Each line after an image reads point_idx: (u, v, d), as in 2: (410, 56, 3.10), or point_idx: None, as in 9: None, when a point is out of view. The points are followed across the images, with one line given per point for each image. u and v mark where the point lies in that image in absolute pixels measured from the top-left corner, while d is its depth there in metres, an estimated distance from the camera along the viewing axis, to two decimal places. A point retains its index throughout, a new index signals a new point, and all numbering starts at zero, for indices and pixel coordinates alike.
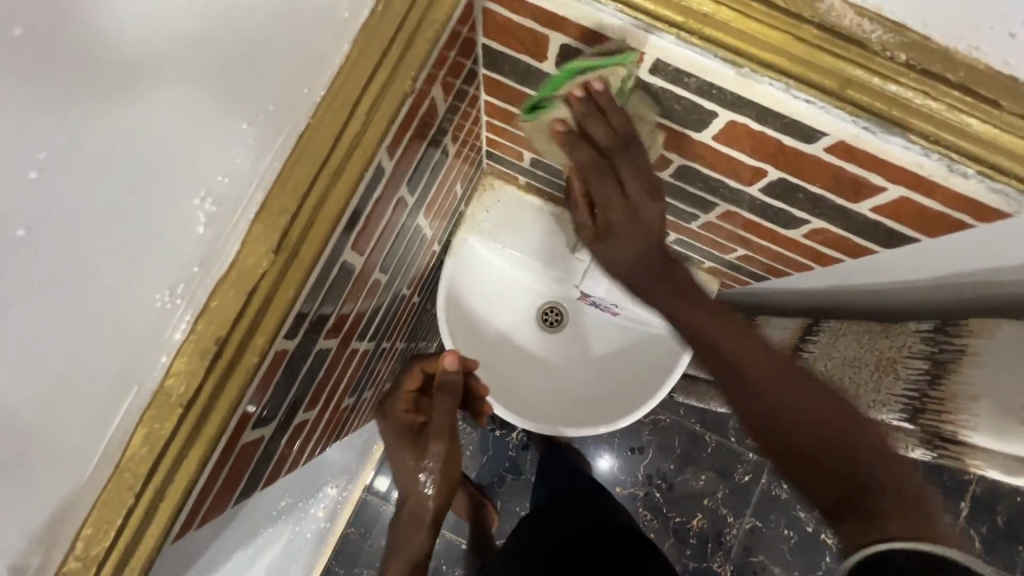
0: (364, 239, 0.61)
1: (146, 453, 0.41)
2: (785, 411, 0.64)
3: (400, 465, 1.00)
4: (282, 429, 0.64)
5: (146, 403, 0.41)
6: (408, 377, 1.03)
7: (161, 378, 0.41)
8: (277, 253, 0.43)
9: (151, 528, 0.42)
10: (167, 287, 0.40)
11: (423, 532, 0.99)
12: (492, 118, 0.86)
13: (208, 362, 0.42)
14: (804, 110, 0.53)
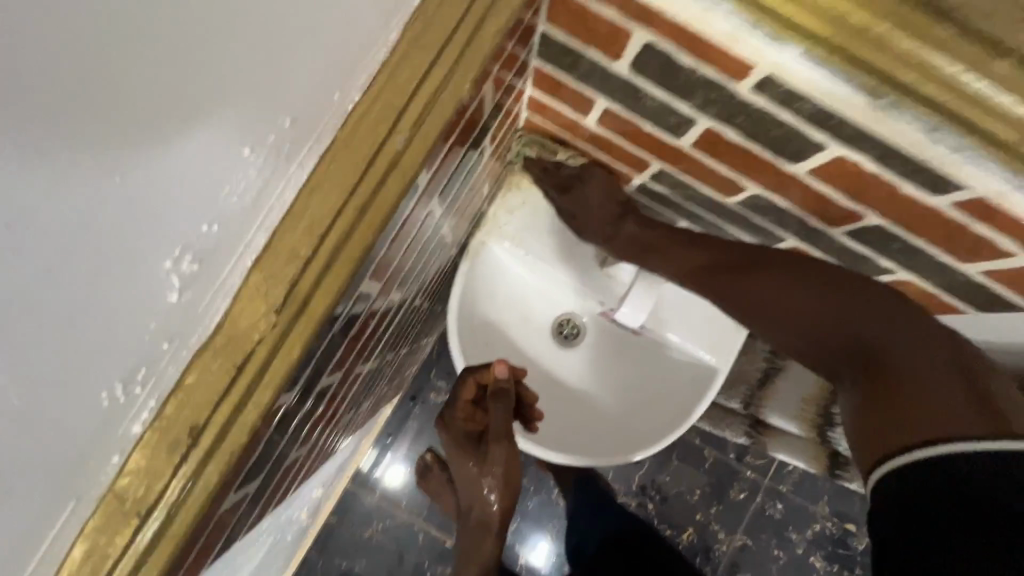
0: (384, 262, 0.51)
1: (88, 571, 0.32)
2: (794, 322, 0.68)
3: (462, 470, 1.07)
4: (272, 472, 0.55)
5: (90, 514, 0.32)
6: (461, 388, 0.96)
7: (109, 481, 0.32)
8: (281, 313, 0.36)
9: None
10: (125, 380, 0.30)
11: (491, 537, 1.08)
12: (534, 114, 0.74)
13: (176, 458, 0.34)
14: (945, 158, 0.43)
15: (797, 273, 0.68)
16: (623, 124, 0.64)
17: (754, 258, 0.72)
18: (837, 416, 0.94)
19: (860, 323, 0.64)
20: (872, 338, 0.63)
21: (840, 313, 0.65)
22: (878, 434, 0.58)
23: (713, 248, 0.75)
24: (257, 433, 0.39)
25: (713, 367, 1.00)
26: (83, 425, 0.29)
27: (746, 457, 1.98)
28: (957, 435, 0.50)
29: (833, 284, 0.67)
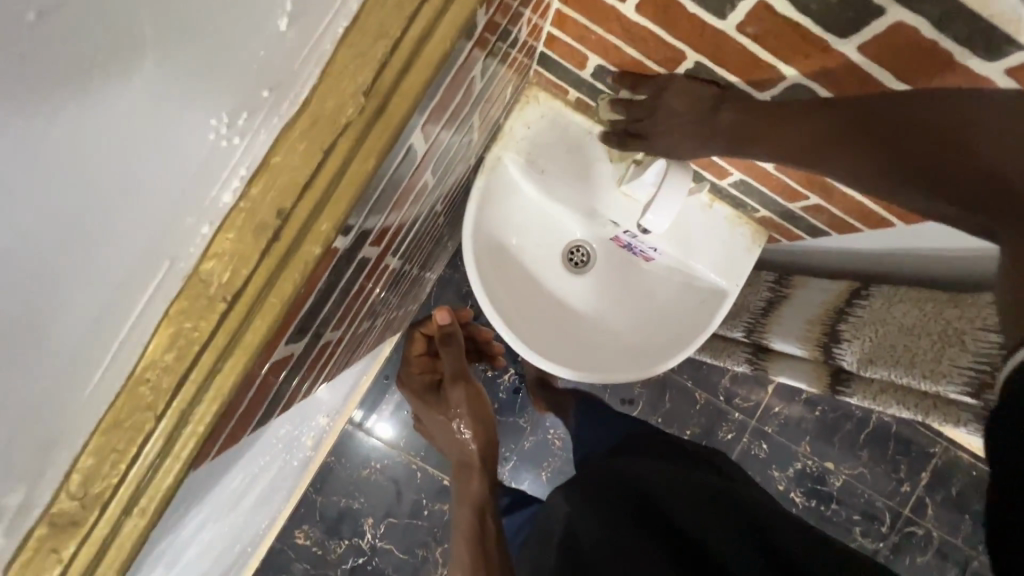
0: (431, 123, 0.48)
1: (170, 362, 0.36)
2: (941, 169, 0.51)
3: (434, 420, 1.26)
4: (310, 345, 0.53)
5: (180, 289, 0.37)
6: (412, 346, 1.24)
7: (198, 259, 0.37)
8: (368, 96, 0.36)
9: (190, 427, 0.37)
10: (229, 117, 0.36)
11: (476, 475, 1.21)
12: (566, 6, 0.71)
13: (262, 245, 0.36)
14: (1010, 11, 0.43)
15: (908, 115, 0.52)
16: (663, 6, 0.62)
17: (856, 107, 0.55)
18: (841, 333, 0.97)
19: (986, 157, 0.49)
20: (1000, 170, 0.48)
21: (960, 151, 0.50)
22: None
23: (813, 112, 0.59)
24: (317, 269, 0.37)
25: (724, 289, 1.01)
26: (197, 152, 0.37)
27: (735, 400, 2.05)
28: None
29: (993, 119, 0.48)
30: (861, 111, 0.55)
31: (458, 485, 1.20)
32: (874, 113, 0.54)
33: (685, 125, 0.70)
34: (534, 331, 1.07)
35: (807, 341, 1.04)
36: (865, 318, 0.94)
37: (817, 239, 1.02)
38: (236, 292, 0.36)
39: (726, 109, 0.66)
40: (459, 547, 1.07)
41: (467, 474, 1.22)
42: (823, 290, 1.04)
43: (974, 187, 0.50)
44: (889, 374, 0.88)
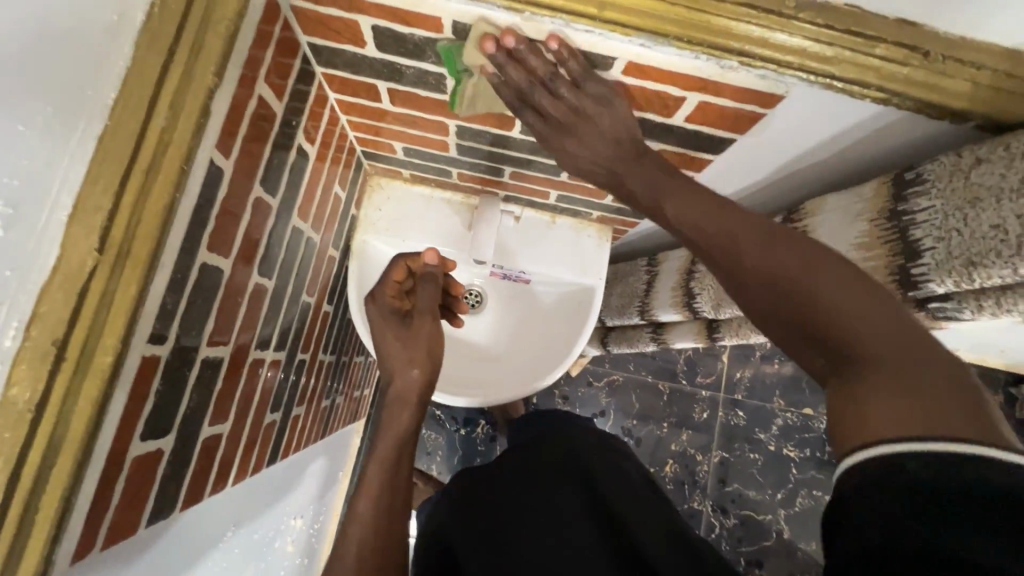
0: (223, 241, 0.62)
1: None
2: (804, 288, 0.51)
3: (380, 346, 0.96)
4: (188, 442, 0.64)
5: None
6: (391, 268, 0.98)
7: (3, 390, 0.41)
8: (103, 251, 0.43)
9: (32, 545, 0.41)
10: None
11: (408, 412, 0.89)
12: (350, 115, 0.89)
13: (50, 365, 0.42)
14: (587, 39, 0.60)
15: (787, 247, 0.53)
16: (405, 96, 0.79)
17: (831, 274, 0.50)
18: (694, 289, 1.10)
19: (908, 416, 0.43)
20: (863, 346, 0.47)
21: (880, 386, 0.45)
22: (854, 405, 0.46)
23: (799, 262, 0.52)
24: (131, 375, 0.50)
25: (591, 285, 1.15)
26: None
27: (697, 379, 2.13)
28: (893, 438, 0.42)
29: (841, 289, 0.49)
30: (826, 284, 0.50)
31: (384, 411, 0.89)
32: (814, 315, 0.50)
33: (644, 197, 0.63)
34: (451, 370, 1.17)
35: (678, 305, 1.17)
36: (705, 270, 1.07)
37: (651, 219, 1.17)
38: (32, 421, 0.41)
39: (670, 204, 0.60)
40: (370, 477, 0.82)
41: (392, 408, 0.89)
42: (676, 258, 1.19)
43: (823, 329, 0.49)
44: (734, 309, 1.01)
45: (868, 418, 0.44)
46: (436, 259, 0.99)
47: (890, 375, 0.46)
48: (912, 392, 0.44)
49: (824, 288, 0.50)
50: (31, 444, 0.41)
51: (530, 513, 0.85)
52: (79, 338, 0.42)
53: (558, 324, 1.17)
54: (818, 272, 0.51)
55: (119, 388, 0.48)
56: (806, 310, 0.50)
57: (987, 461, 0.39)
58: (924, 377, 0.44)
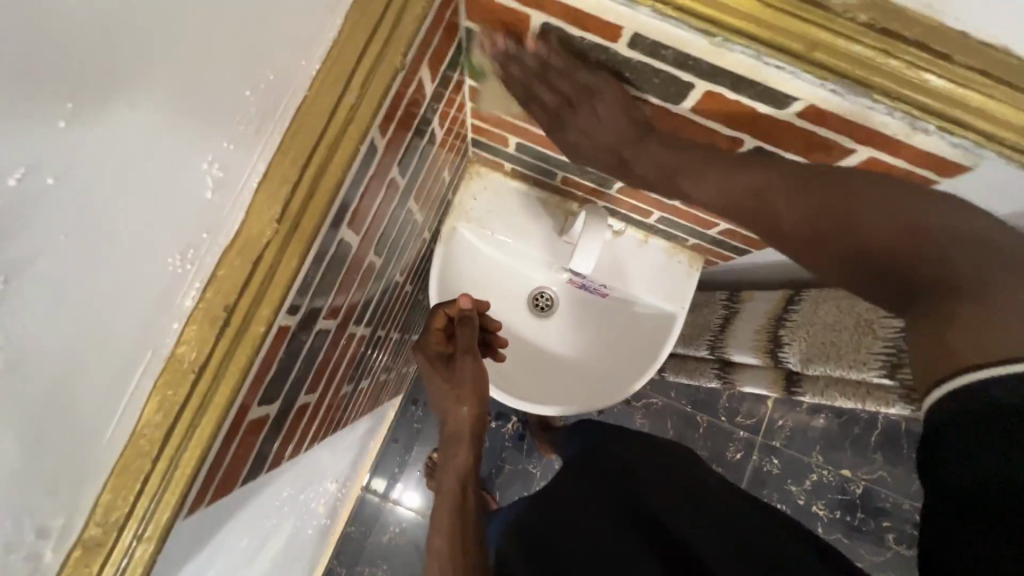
0: (359, 218, 0.61)
1: (147, 447, 0.40)
2: (845, 229, 0.54)
3: (433, 395, 0.96)
4: (287, 408, 0.64)
5: (159, 370, 0.40)
6: (431, 317, 0.97)
7: (172, 346, 0.41)
8: (280, 223, 0.43)
9: (163, 503, 0.41)
10: (178, 252, 0.39)
11: (465, 448, 0.91)
12: (477, 103, 0.87)
13: (217, 330, 0.41)
14: (773, 76, 0.56)
15: (837, 235, 0.55)
16: None
17: (873, 200, 0.53)
18: (782, 338, 1.05)
19: (987, 338, 0.46)
20: (957, 275, 0.49)
21: (954, 312, 0.48)
22: (931, 355, 0.50)
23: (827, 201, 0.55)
24: (269, 342, 0.49)
25: (672, 313, 1.11)
26: (154, 290, 0.38)
27: (737, 418, 2.07)
28: (998, 358, 0.45)
29: (880, 220, 0.52)
30: (869, 206, 0.53)
31: (443, 449, 0.92)
32: (871, 245, 0.53)
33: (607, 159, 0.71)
34: (514, 370, 1.18)
35: (758, 349, 1.13)
36: (799, 321, 1.02)
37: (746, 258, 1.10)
38: (192, 383, 0.41)
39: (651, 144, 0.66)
40: (442, 519, 0.84)
41: (447, 443, 0.92)
42: (764, 301, 1.12)
43: (879, 256, 0.53)
44: (827, 369, 0.99)
45: (971, 337, 0.47)
46: (470, 301, 0.94)
47: (935, 275, 0.50)
48: (988, 315, 0.46)
49: (859, 210, 0.53)
50: (189, 404, 0.41)
51: (616, 509, 0.78)
52: (246, 306, 0.42)
53: (630, 342, 1.15)
54: (848, 201, 0.54)
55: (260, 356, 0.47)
56: (858, 250, 0.54)
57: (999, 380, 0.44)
58: (979, 272, 0.48)
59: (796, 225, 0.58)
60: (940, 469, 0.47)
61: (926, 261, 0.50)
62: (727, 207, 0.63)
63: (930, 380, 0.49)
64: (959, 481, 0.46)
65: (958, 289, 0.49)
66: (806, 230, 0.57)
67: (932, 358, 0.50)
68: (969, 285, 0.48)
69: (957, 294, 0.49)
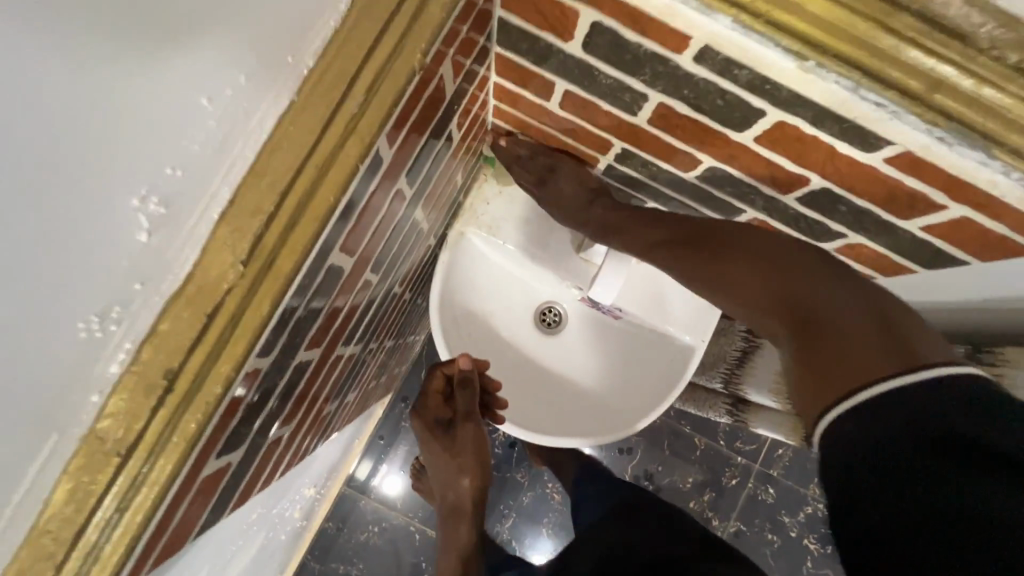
0: (355, 237, 0.51)
1: (53, 544, 0.31)
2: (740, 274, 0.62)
3: (436, 453, 1.13)
4: (255, 448, 0.56)
5: (73, 452, 0.31)
6: (430, 381, 1.04)
7: (92, 421, 0.32)
8: (247, 264, 0.34)
9: None
10: (96, 313, 0.29)
11: None
12: (501, 102, 0.77)
13: (154, 399, 0.32)
14: (870, 114, 0.46)
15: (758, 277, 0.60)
16: (582, 104, 0.67)
17: (758, 255, 0.62)
18: None
19: (850, 366, 0.49)
20: (827, 316, 0.54)
21: (824, 347, 0.52)
22: (814, 391, 0.51)
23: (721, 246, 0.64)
24: (231, 396, 0.40)
25: (690, 346, 1.03)
26: (55, 367, 0.28)
27: (736, 443, 2.00)
28: (884, 373, 0.47)
29: (782, 267, 0.60)
30: (756, 253, 0.62)
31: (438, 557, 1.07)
32: (754, 299, 0.61)
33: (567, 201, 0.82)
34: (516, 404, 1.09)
35: (780, 393, 1.05)
36: None
37: None
38: (118, 466, 0.32)
39: (599, 204, 0.79)
40: None
41: (456, 522, 1.20)
42: None
43: (800, 314, 0.56)
44: None
45: (850, 370, 0.49)
46: (469, 363, 0.99)
47: (826, 322, 0.54)
48: (843, 345, 0.51)
49: (751, 259, 0.62)
50: (112, 491, 0.32)
51: None
52: (194, 368, 0.33)
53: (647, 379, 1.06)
54: (749, 248, 0.63)
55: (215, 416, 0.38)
56: (787, 296, 0.58)
57: (956, 381, 0.44)
58: (841, 309, 0.54)
59: (728, 271, 0.63)
60: (878, 496, 0.43)
61: (829, 314, 0.54)
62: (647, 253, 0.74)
63: (818, 409, 0.50)
64: (910, 506, 0.42)
65: (840, 327, 0.53)
66: (710, 273, 0.65)
67: (813, 392, 0.51)
68: (856, 332, 0.52)
69: (841, 337, 0.52)
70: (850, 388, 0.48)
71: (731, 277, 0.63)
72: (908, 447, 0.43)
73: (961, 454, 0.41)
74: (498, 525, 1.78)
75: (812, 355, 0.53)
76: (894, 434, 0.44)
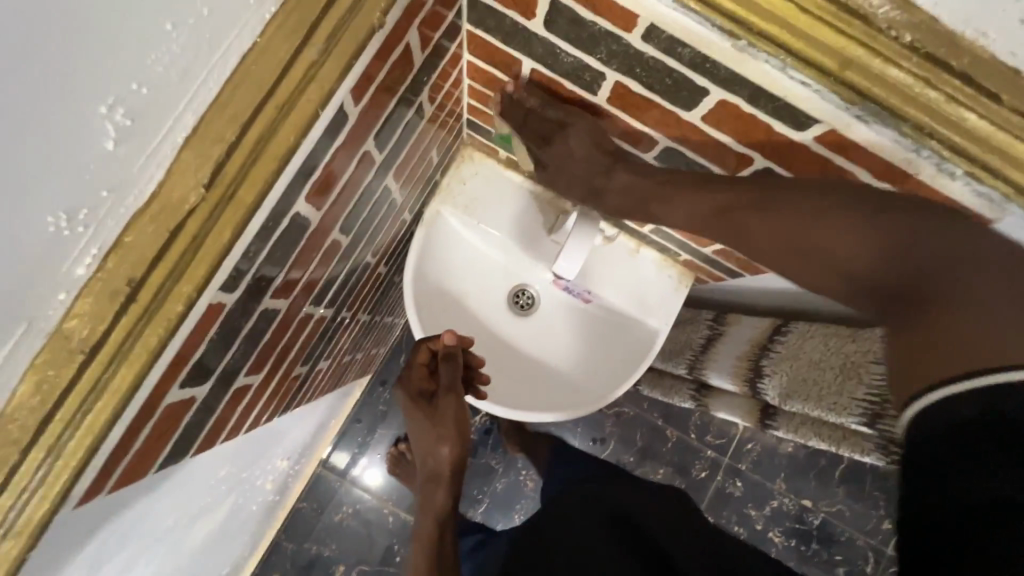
0: (321, 191, 0.54)
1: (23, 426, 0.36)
2: (805, 241, 0.60)
3: (417, 428, 1.11)
4: (220, 391, 0.59)
5: (42, 346, 0.35)
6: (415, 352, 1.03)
7: (59, 321, 0.35)
8: (210, 188, 0.38)
9: (46, 487, 0.37)
10: (66, 213, 0.32)
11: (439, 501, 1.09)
12: (475, 81, 0.81)
13: (118, 305, 0.36)
14: (797, 92, 0.50)
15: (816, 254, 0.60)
16: (547, 83, 0.71)
17: (848, 220, 0.57)
18: (762, 368, 1.03)
19: (964, 344, 0.48)
20: (922, 290, 0.53)
21: (944, 324, 0.50)
22: (906, 373, 0.53)
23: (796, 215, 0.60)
24: (193, 322, 0.43)
25: (655, 329, 1.06)
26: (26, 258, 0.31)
27: (706, 437, 2.05)
28: (994, 367, 0.46)
29: (842, 231, 0.57)
30: (813, 225, 0.59)
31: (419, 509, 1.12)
32: (852, 271, 0.58)
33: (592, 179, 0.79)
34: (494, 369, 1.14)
35: (737, 376, 1.09)
36: (781, 354, 0.99)
37: (737, 279, 1.05)
38: (82, 364, 0.36)
39: (618, 170, 0.74)
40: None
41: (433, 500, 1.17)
42: (750, 326, 1.08)
43: (885, 284, 0.56)
44: (804, 407, 0.98)
45: (938, 363, 0.50)
46: (454, 339, 0.99)
47: (917, 294, 0.53)
48: (973, 319, 0.49)
49: (814, 227, 0.59)
50: (76, 387, 0.36)
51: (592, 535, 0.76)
52: (156, 282, 0.37)
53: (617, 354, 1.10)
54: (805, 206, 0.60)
55: (177, 337, 0.42)
56: (858, 268, 0.58)
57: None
58: (965, 278, 0.50)
59: (787, 246, 0.63)
60: (936, 509, 0.47)
61: (916, 285, 0.53)
62: (701, 224, 0.69)
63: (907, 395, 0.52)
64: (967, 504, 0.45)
65: (936, 305, 0.52)
66: (772, 244, 0.64)
67: (905, 377, 0.53)
68: (948, 311, 0.51)
69: (935, 320, 0.51)
70: (935, 383, 0.49)
71: (792, 255, 0.63)
72: (947, 452, 0.47)
73: (996, 441, 0.45)
74: (470, 509, 1.82)
75: (909, 341, 0.53)
76: (938, 443, 0.47)
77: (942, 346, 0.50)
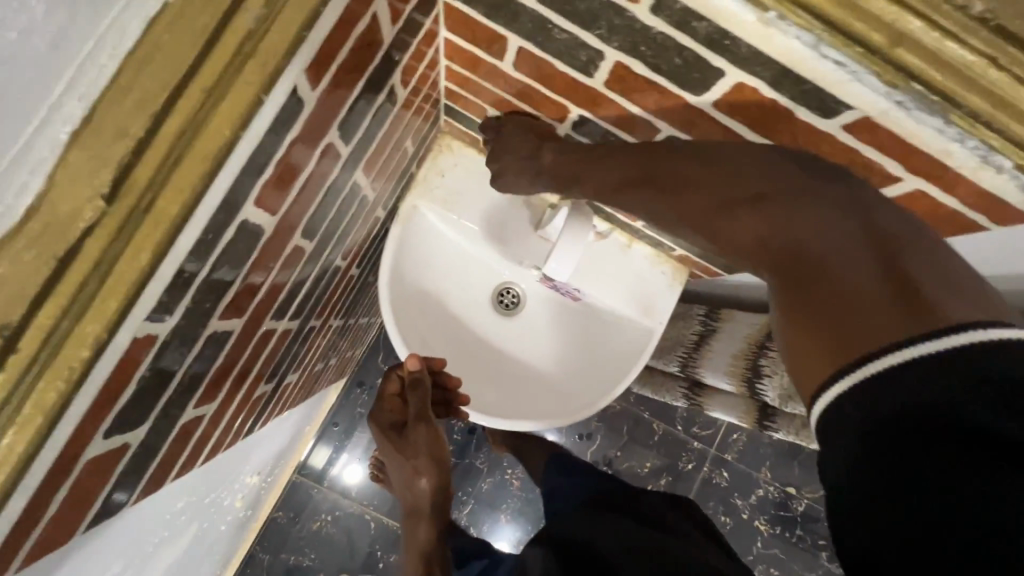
0: (276, 193, 0.45)
1: None
2: (698, 209, 0.54)
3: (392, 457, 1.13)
4: (164, 429, 0.50)
5: None
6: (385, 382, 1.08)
7: None
8: (112, 201, 0.30)
9: None
10: None
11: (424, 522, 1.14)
12: (453, 62, 0.72)
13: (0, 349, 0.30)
14: (830, 75, 0.44)
15: (719, 220, 0.53)
16: (536, 64, 0.63)
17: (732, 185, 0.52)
18: (762, 368, 0.98)
19: (849, 311, 0.42)
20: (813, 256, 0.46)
21: (824, 290, 0.44)
22: (808, 359, 0.44)
23: (686, 181, 0.54)
24: (112, 364, 0.35)
25: (648, 328, 1.01)
26: None
27: (693, 429, 2.03)
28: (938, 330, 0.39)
29: (738, 195, 0.51)
30: (709, 189, 0.53)
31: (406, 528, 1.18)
32: (740, 239, 0.51)
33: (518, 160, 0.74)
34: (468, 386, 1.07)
35: (734, 375, 1.05)
36: (781, 354, 0.95)
37: (735, 273, 1.00)
38: None
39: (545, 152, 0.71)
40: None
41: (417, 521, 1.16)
42: (746, 324, 1.03)
43: (774, 254, 0.49)
44: (806, 408, 0.93)
45: (847, 337, 0.42)
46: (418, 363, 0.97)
47: (806, 265, 0.46)
48: (847, 285, 0.43)
49: (704, 192, 0.53)
50: None
51: None
52: (47, 320, 0.30)
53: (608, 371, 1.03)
54: (696, 171, 0.54)
55: (90, 384, 0.34)
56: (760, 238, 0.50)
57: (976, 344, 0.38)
58: (839, 237, 0.45)
59: (684, 214, 0.56)
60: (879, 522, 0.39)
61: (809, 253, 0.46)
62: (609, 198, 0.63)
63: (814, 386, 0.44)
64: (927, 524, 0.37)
65: (828, 277, 0.44)
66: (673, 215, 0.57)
67: (807, 366, 0.44)
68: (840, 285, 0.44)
69: (829, 293, 0.44)
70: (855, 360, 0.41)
71: (684, 220, 0.56)
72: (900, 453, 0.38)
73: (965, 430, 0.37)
74: (455, 511, 1.75)
75: (797, 315, 0.45)
76: (885, 443, 0.39)
77: (840, 320, 0.42)
